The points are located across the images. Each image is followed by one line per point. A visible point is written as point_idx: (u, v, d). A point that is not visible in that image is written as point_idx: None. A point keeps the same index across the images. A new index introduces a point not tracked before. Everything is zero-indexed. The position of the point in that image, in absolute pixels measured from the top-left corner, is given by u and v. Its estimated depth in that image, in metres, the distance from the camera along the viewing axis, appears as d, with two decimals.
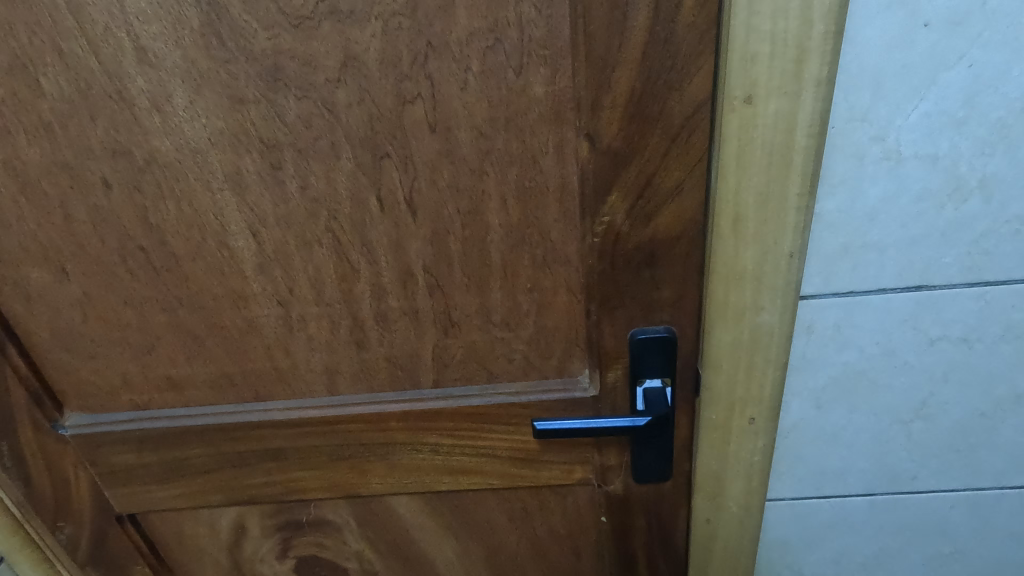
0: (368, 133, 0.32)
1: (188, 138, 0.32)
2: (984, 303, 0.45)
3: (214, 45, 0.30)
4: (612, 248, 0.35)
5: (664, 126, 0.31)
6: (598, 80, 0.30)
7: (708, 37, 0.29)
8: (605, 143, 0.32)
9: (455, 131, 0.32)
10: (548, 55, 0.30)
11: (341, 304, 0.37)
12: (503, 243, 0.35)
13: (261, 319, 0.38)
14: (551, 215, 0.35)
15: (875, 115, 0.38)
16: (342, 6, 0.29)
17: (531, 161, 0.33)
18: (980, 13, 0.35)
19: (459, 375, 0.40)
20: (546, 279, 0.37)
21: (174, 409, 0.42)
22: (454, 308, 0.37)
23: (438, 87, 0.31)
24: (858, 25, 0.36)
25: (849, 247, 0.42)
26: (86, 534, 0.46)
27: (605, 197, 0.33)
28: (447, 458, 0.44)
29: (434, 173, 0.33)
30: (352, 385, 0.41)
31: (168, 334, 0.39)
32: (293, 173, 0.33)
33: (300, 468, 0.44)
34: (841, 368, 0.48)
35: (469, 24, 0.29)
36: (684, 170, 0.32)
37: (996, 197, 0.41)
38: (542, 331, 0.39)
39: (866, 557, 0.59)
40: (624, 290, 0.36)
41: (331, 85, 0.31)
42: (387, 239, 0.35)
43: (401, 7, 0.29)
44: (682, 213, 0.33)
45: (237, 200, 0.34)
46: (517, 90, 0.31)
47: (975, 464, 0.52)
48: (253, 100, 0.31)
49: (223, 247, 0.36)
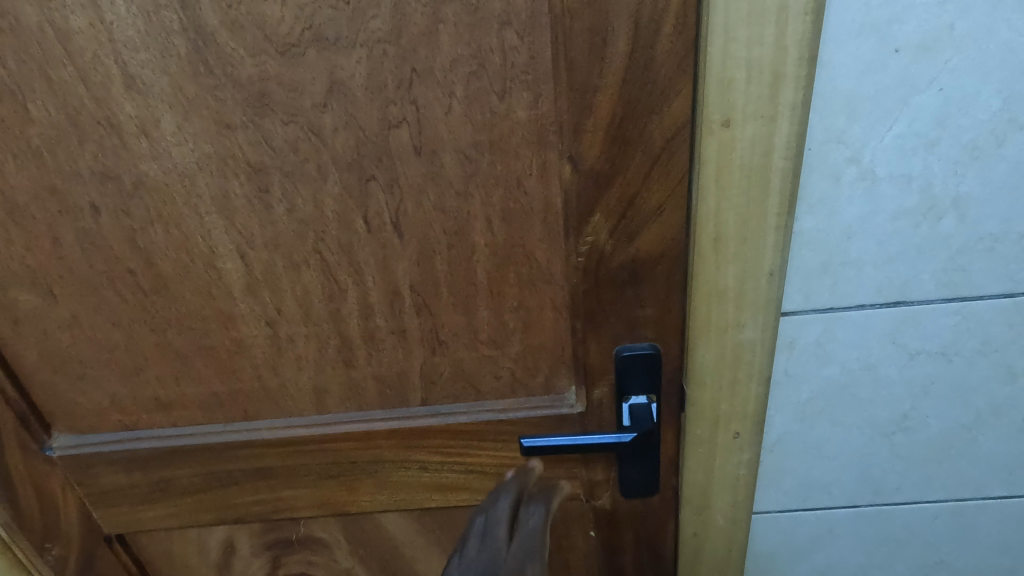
0: (355, 157, 0.32)
1: (176, 162, 0.33)
2: (960, 318, 0.46)
3: (202, 72, 0.30)
4: (596, 267, 0.35)
5: (645, 148, 0.32)
6: (579, 105, 0.31)
7: (687, 63, 0.30)
8: (588, 165, 0.32)
9: (441, 154, 0.32)
10: (530, 80, 0.31)
11: (329, 324, 0.37)
12: (490, 263, 0.36)
13: (250, 339, 0.38)
14: (536, 234, 0.35)
15: (850, 137, 0.40)
16: (327, 33, 0.29)
17: (515, 183, 0.33)
18: (949, 38, 0.37)
19: (447, 393, 0.41)
20: (531, 297, 0.37)
21: (162, 429, 0.41)
22: (441, 327, 0.38)
23: (423, 111, 0.31)
24: (831, 51, 0.37)
25: (829, 265, 0.44)
26: (74, 556, 0.46)
27: (588, 217, 0.34)
28: (436, 475, 0.44)
29: (421, 194, 0.33)
30: (341, 403, 0.41)
31: (157, 355, 0.39)
32: (280, 197, 0.34)
33: (288, 488, 0.44)
34: (823, 382, 0.49)
35: (453, 51, 0.30)
36: (666, 192, 0.33)
37: (970, 215, 0.42)
38: (529, 348, 0.39)
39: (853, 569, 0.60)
40: (608, 308, 0.37)
41: (318, 109, 0.31)
42: (374, 260, 0.35)
43: (386, 34, 0.29)
44: (664, 233, 0.34)
45: (224, 222, 0.34)
46: (501, 114, 0.32)
47: (957, 476, 0.53)
48: (241, 124, 0.32)
49: (211, 269, 0.36)
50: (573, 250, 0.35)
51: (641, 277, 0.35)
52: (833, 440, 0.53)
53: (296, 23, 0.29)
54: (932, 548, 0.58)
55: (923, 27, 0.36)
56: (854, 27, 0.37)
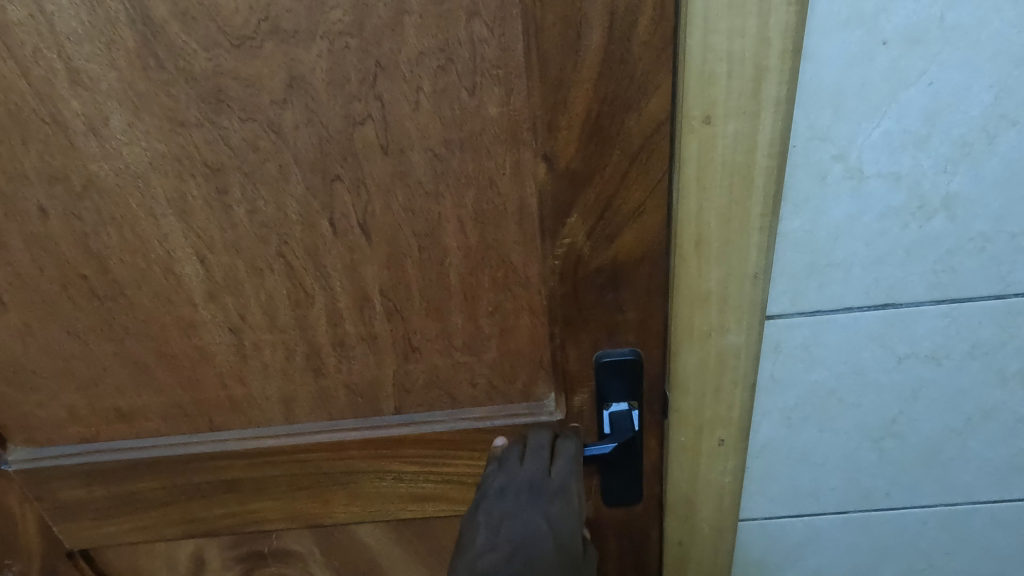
0: (318, 156, 0.31)
1: (128, 162, 0.31)
2: (950, 320, 0.45)
3: (151, 66, 0.29)
4: (574, 269, 0.34)
5: (622, 145, 0.31)
6: (553, 100, 0.30)
7: (665, 57, 0.28)
8: (563, 163, 0.31)
9: (409, 153, 0.31)
10: (502, 74, 0.29)
11: (296, 330, 0.36)
12: (463, 266, 0.34)
13: (213, 346, 0.37)
14: (511, 236, 0.34)
15: (835, 135, 0.38)
16: (285, 25, 0.28)
17: (488, 183, 0.32)
18: (938, 30, 0.35)
19: (421, 401, 0.39)
20: (507, 302, 0.36)
21: (124, 440, 0.40)
22: (413, 333, 0.36)
23: (389, 108, 0.30)
24: (817, 43, 0.36)
25: (816, 267, 0.43)
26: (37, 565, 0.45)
27: (565, 217, 0.33)
28: (412, 486, 0.42)
29: (389, 195, 0.32)
30: (311, 413, 0.39)
31: (115, 365, 0.37)
32: (240, 198, 0.32)
33: (258, 499, 0.43)
34: (810, 386, 0.49)
35: (419, 43, 0.28)
36: (645, 192, 0.32)
37: (960, 215, 0.41)
38: (506, 354, 0.38)
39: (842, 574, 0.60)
40: (587, 312, 0.36)
41: (277, 106, 0.30)
42: (342, 263, 0.34)
43: (348, 26, 0.28)
44: (643, 234, 0.33)
45: (182, 225, 0.33)
46: (472, 110, 0.30)
47: (948, 481, 0.53)
48: (195, 122, 0.30)
49: (169, 274, 0.34)
50: (549, 252, 0.34)
51: (622, 279, 0.34)
52: (821, 446, 0.52)
53: (252, 14, 0.28)
54: (922, 556, 0.57)
55: (912, 19, 0.35)
56: (840, 19, 0.35)
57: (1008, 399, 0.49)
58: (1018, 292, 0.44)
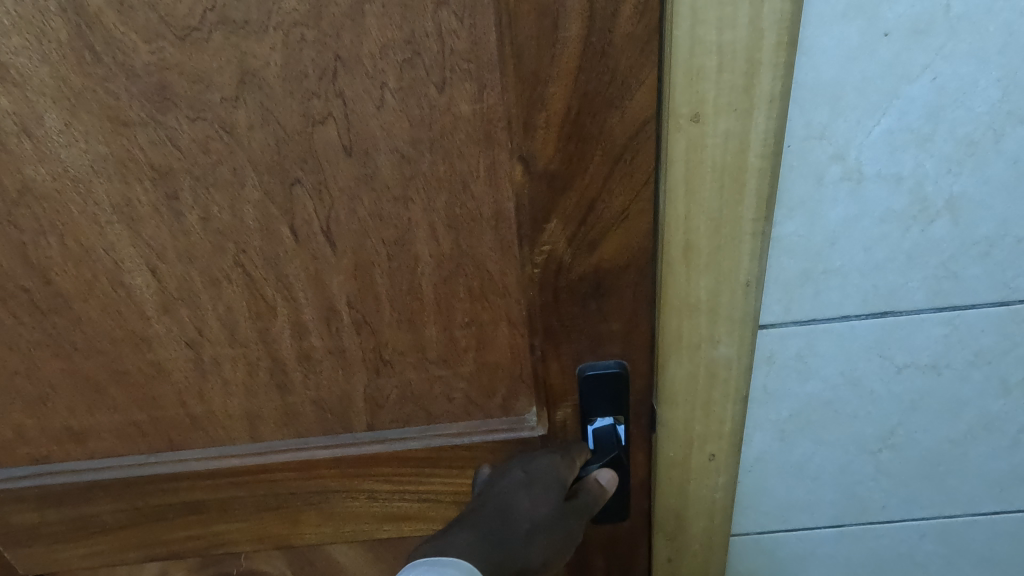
0: (275, 158, 0.29)
1: (67, 165, 0.30)
2: (951, 328, 0.44)
3: (88, 61, 0.27)
4: (555, 279, 0.32)
5: (605, 146, 0.28)
6: (530, 97, 0.27)
7: (650, 49, 0.26)
8: (541, 166, 0.29)
9: (374, 154, 0.29)
10: (472, 69, 0.27)
11: (258, 345, 0.35)
12: (434, 275, 0.33)
13: (169, 361, 0.36)
14: (486, 244, 0.32)
15: (833, 133, 0.36)
16: (233, 15, 0.26)
17: (461, 186, 0.30)
18: (944, 21, 0.33)
19: (395, 417, 0.38)
20: (483, 312, 0.34)
21: (78, 462, 0.40)
22: (384, 346, 0.35)
23: (351, 105, 0.28)
24: (814, 34, 0.34)
25: (811, 273, 0.41)
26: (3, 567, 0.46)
27: (544, 223, 0.31)
28: (386, 504, 0.42)
29: (354, 201, 0.31)
30: (276, 430, 0.39)
31: (64, 381, 0.37)
32: (192, 204, 0.31)
33: (223, 521, 0.43)
34: (804, 399, 0.48)
35: (381, 35, 0.26)
36: (630, 195, 0.30)
37: (964, 218, 0.40)
38: (484, 367, 0.36)
39: None
40: (569, 324, 0.34)
41: (229, 104, 0.28)
42: (305, 273, 0.33)
43: (303, 16, 0.26)
44: (628, 240, 0.31)
45: (129, 234, 0.32)
46: (442, 108, 0.28)
47: (946, 492, 0.52)
48: (139, 122, 0.29)
49: (119, 286, 0.33)
50: (529, 261, 0.32)
51: (606, 289, 0.33)
52: (816, 459, 0.51)
53: (197, 2, 0.26)
54: (919, 567, 0.58)
55: (915, 9, 0.33)
56: (839, 9, 0.33)
57: (1010, 410, 0.48)
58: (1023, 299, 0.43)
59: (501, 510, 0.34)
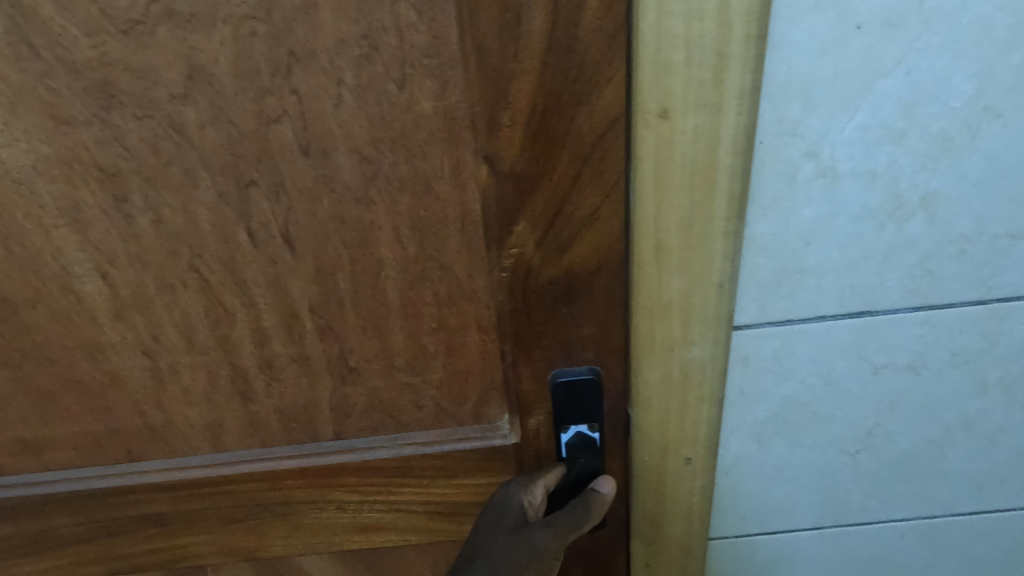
0: (230, 158, 0.29)
1: (11, 167, 0.30)
2: (928, 328, 0.44)
3: (27, 55, 0.27)
4: (523, 282, 0.32)
5: (574, 145, 0.28)
6: (493, 94, 0.27)
7: (618, 44, 0.26)
8: (507, 165, 0.29)
9: (333, 154, 0.29)
10: (432, 65, 0.27)
11: (218, 352, 0.35)
12: (397, 276, 0.33)
13: (124, 370, 0.36)
14: (452, 246, 0.32)
15: (805, 130, 0.36)
16: (179, 8, 0.26)
17: (424, 187, 0.31)
18: (917, 13, 0.33)
19: (363, 425, 0.39)
20: (452, 316, 0.35)
21: (34, 472, 0.40)
22: (349, 353, 0.36)
23: (307, 102, 0.28)
24: (785, 27, 0.33)
25: (786, 273, 0.42)
26: None
27: (511, 225, 0.31)
28: (356, 515, 0.43)
29: (314, 203, 0.31)
30: (240, 440, 0.39)
31: (16, 392, 0.37)
32: (143, 206, 0.31)
33: (189, 531, 0.43)
34: (781, 401, 0.48)
35: (336, 29, 0.26)
36: (601, 197, 0.29)
37: (939, 215, 0.40)
38: (453, 374, 0.37)
39: None
40: (539, 329, 0.34)
41: (178, 101, 0.28)
42: (265, 277, 0.33)
43: (253, 9, 0.26)
44: (598, 242, 0.31)
45: (79, 237, 0.32)
46: (402, 105, 0.28)
47: (924, 492, 0.53)
48: (83, 121, 0.28)
49: (69, 291, 0.33)
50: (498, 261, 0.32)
51: (578, 289, 0.32)
52: (793, 459, 0.52)
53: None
54: (899, 568, 0.58)
55: (887, 1, 0.32)
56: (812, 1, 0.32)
57: (990, 408, 0.48)
58: (999, 298, 0.43)
59: (467, 559, 0.39)
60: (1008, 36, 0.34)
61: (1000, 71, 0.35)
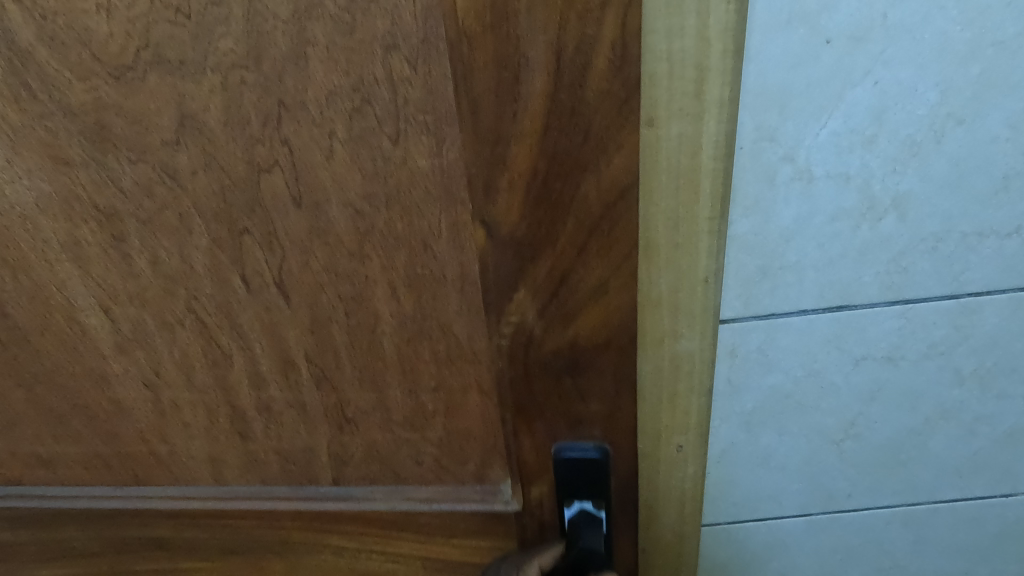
0: (222, 205, 0.31)
1: (17, 203, 0.32)
2: (904, 321, 0.47)
3: (25, 97, 0.29)
4: (524, 352, 0.34)
5: (577, 212, 0.29)
6: (492, 158, 0.28)
7: (626, 109, 0.27)
8: (506, 232, 0.30)
9: (325, 207, 0.31)
10: (429, 121, 0.28)
11: (217, 392, 0.38)
12: (397, 336, 0.35)
13: (127, 399, 0.39)
14: (452, 307, 0.34)
15: (782, 136, 0.39)
16: (169, 56, 0.27)
17: (422, 247, 0.32)
18: (881, 28, 0.35)
19: (362, 474, 0.41)
20: (453, 377, 0.37)
21: (50, 486, 0.44)
22: (347, 405, 0.38)
23: (298, 154, 0.29)
24: (760, 42, 0.36)
25: (768, 269, 0.44)
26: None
27: (513, 292, 0.32)
28: (352, 560, 0.45)
29: (307, 254, 0.32)
30: (241, 475, 0.42)
31: (31, 413, 0.41)
32: (139, 245, 0.33)
33: (191, 558, 0.46)
34: (768, 391, 0.50)
35: (327, 79, 0.27)
36: (606, 266, 0.31)
37: (911, 214, 0.42)
38: (453, 434, 0.39)
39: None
40: (543, 403, 0.36)
41: (171, 146, 0.30)
42: (260, 324, 0.35)
43: (242, 59, 0.27)
44: (605, 316, 0.32)
45: (80, 272, 0.34)
46: (398, 161, 0.29)
47: (907, 480, 0.55)
48: (80, 161, 0.31)
49: (73, 322, 0.36)
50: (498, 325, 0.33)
51: (582, 361, 0.34)
52: (781, 449, 0.54)
53: (129, 41, 0.27)
54: (887, 556, 0.60)
55: (854, 17, 0.35)
56: (783, 19, 0.35)
57: (965, 397, 0.50)
58: (970, 293, 0.45)
59: None
60: (966, 48, 0.36)
61: (961, 82, 0.37)
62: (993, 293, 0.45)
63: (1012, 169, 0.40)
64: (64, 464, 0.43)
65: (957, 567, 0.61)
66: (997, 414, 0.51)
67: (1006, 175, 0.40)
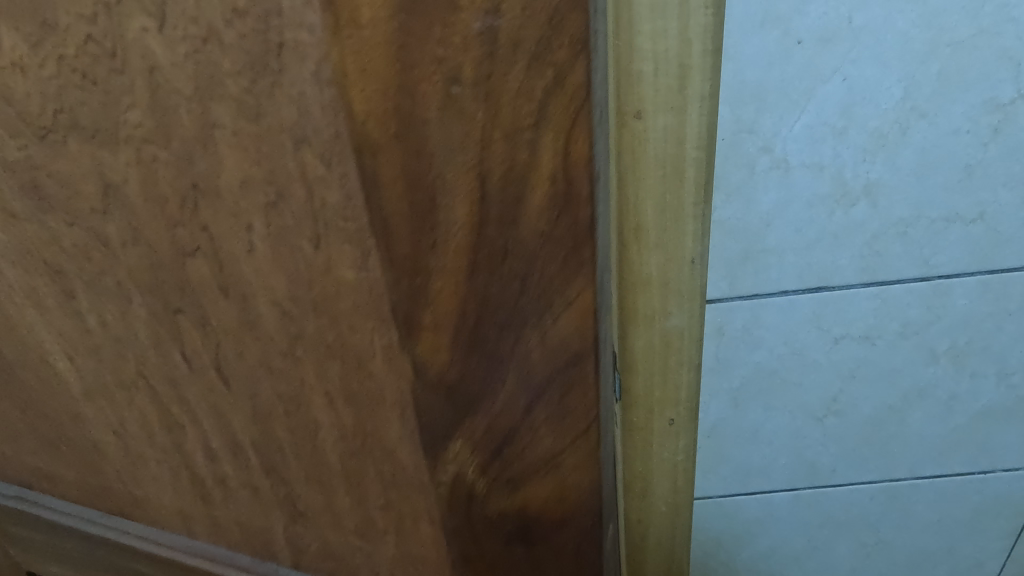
0: (157, 284, 0.30)
1: None
2: (880, 301, 0.47)
3: None
4: (468, 492, 0.32)
5: (518, 363, 0.27)
6: (413, 293, 0.26)
7: (570, 262, 0.24)
8: (435, 374, 0.28)
9: (251, 303, 0.29)
10: (347, 234, 0.26)
11: (176, 454, 0.39)
12: (342, 446, 0.34)
13: (102, 441, 0.40)
14: (393, 430, 0.32)
15: (760, 129, 0.39)
16: (83, 121, 0.25)
17: (356, 365, 0.30)
18: (848, 30, 0.35)
19: (316, 562, 0.42)
20: (399, 497, 0.36)
21: (54, 498, 0.48)
22: (296, 498, 0.38)
23: (219, 240, 0.28)
24: (735, 43, 0.36)
25: (749, 253, 0.45)
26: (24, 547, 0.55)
27: (453, 436, 0.30)
28: None
29: (240, 345, 0.31)
30: (207, 533, 0.44)
31: (29, 432, 0.43)
32: (88, 306, 0.33)
33: None
34: (753, 368, 0.51)
35: (238, 167, 0.25)
36: (556, 424, 0.29)
37: (882, 202, 0.42)
38: (403, 551, 0.39)
39: (797, 551, 0.64)
40: (492, 548, 0.35)
41: (101, 216, 0.29)
42: (204, 404, 0.35)
43: (151, 134, 0.25)
44: (554, 471, 0.31)
45: (43, 319, 0.35)
46: (322, 269, 0.27)
47: (888, 455, 0.56)
48: (23, 216, 0.30)
49: (45, 362, 0.37)
50: (444, 447, 0.31)
51: (534, 525, 0.33)
52: (767, 425, 0.55)
53: (45, 102, 0.25)
54: (871, 530, 0.61)
55: (824, 18, 0.35)
56: (756, 19, 0.35)
57: (941, 376, 0.51)
58: (941, 275, 0.46)
59: None
60: (925, 48, 0.36)
61: (923, 77, 0.37)
62: (962, 275, 0.46)
63: (974, 158, 0.40)
64: (65, 477, 0.45)
65: (939, 542, 0.62)
66: (972, 393, 0.52)
67: (969, 164, 0.41)
